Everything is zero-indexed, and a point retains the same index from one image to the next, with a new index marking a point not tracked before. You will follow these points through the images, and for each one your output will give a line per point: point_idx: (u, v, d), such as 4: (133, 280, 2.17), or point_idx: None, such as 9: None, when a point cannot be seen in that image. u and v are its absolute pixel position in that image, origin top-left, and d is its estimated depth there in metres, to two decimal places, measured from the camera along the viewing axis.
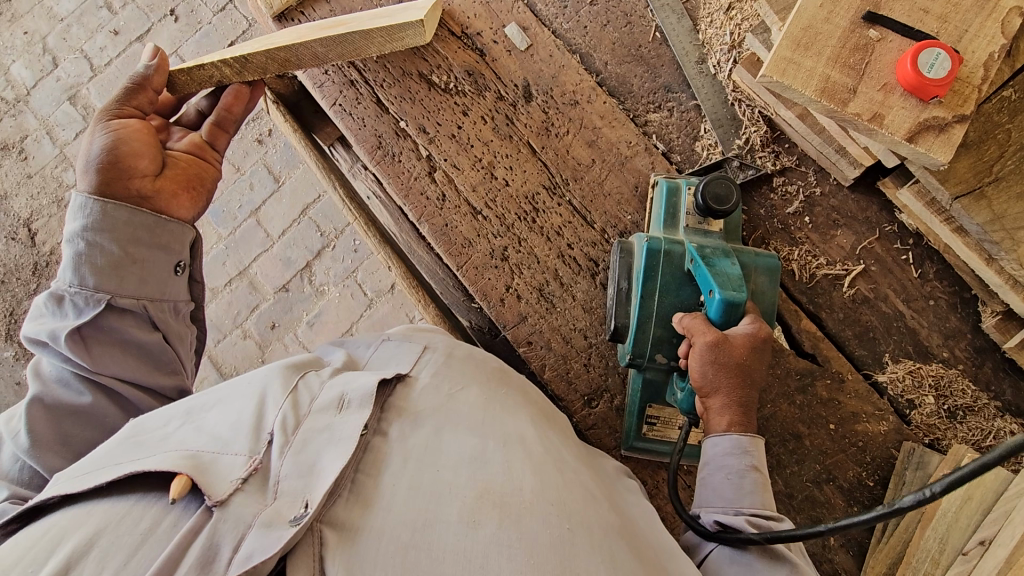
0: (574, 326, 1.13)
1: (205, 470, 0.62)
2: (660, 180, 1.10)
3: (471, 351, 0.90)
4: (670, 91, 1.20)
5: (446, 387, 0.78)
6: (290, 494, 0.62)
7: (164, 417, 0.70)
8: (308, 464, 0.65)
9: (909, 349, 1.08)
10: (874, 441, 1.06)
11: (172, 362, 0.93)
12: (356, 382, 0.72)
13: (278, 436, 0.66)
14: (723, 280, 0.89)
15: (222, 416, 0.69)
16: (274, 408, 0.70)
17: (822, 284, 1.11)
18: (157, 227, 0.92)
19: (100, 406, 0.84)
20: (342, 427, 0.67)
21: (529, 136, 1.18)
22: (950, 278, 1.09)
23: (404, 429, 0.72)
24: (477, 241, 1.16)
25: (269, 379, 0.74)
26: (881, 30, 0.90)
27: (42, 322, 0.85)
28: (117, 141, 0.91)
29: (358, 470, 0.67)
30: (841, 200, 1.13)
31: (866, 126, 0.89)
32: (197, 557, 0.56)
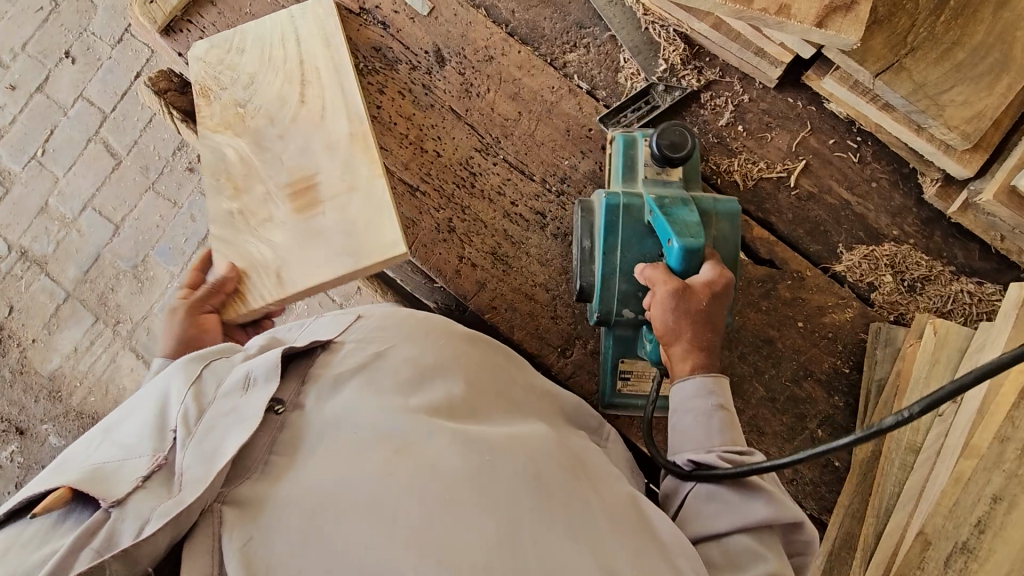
0: (534, 282, 1.11)
1: (103, 476, 0.60)
2: (616, 136, 1.06)
3: (409, 312, 0.87)
4: (583, 27, 1.17)
5: (371, 348, 0.77)
6: (192, 480, 0.59)
7: (81, 439, 0.69)
8: (210, 449, 0.62)
9: (860, 235, 1.10)
10: (843, 329, 1.08)
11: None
12: (261, 358, 0.70)
13: (181, 429, 0.64)
14: (681, 227, 0.89)
15: (128, 424, 0.67)
16: (178, 402, 0.67)
17: (766, 190, 1.11)
18: None
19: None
20: (246, 405, 0.66)
21: (450, 101, 1.16)
22: (887, 157, 1.10)
23: (321, 396, 0.71)
24: (420, 219, 1.13)
25: (174, 376, 0.71)
26: None
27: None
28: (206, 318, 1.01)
29: (274, 451, 0.65)
30: (770, 103, 1.13)
31: (775, 20, 0.88)
32: (91, 553, 0.54)
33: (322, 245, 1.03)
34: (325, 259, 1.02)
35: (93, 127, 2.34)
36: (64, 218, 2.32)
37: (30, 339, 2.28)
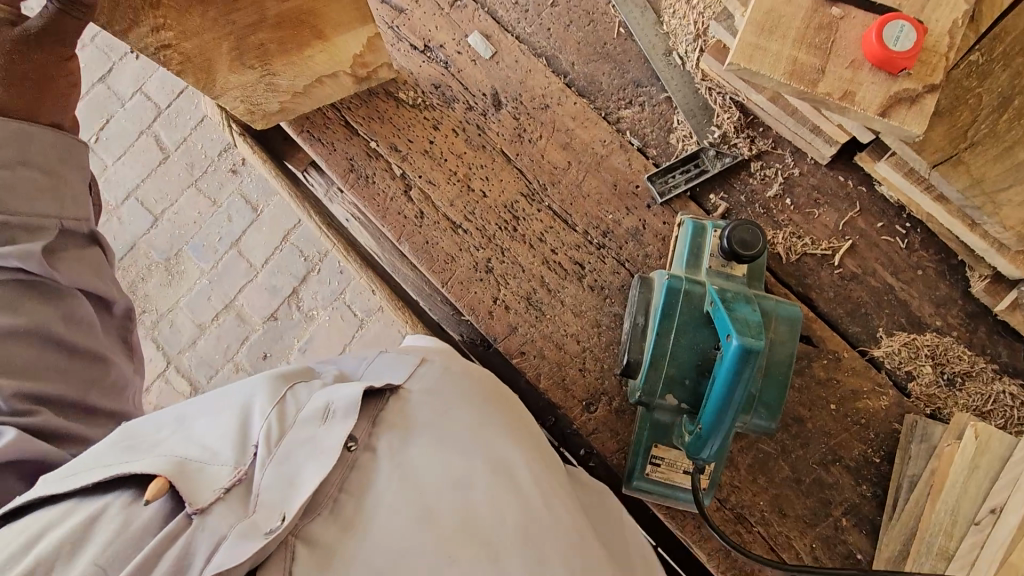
0: (566, 332, 1.11)
1: (189, 478, 0.67)
2: (686, 220, 1.06)
3: (468, 367, 0.93)
4: (639, 86, 1.19)
5: (439, 404, 0.81)
6: (269, 503, 0.66)
7: (157, 423, 0.74)
8: (289, 476, 0.68)
9: (902, 322, 1.08)
10: (877, 417, 1.05)
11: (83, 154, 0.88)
12: (340, 392, 0.75)
13: (262, 448, 0.70)
14: (741, 325, 0.86)
15: (205, 427, 0.73)
16: (260, 418, 0.74)
17: (809, 265, 1.10)
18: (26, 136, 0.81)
19: (47, 321, 0.81)
20: (323, 438, 0.71)
21: (502, 144, 1.18)
22: (936, 246, 1.09)
23: (392, 444, 0.75)
24: (460, 256, 1.14)
25: (258, 391, 0.77)
26: (843, 8, 0.89)
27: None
28: (64, 26, 0.77)
29: (342, 489, 0.70)
30: (820, 179, 1.12)
31: (838, 105, 0.88)
32: (170, 562, 0.61)
33: None
34: None
35: (147, 121, 2.41)
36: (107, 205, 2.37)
37: None
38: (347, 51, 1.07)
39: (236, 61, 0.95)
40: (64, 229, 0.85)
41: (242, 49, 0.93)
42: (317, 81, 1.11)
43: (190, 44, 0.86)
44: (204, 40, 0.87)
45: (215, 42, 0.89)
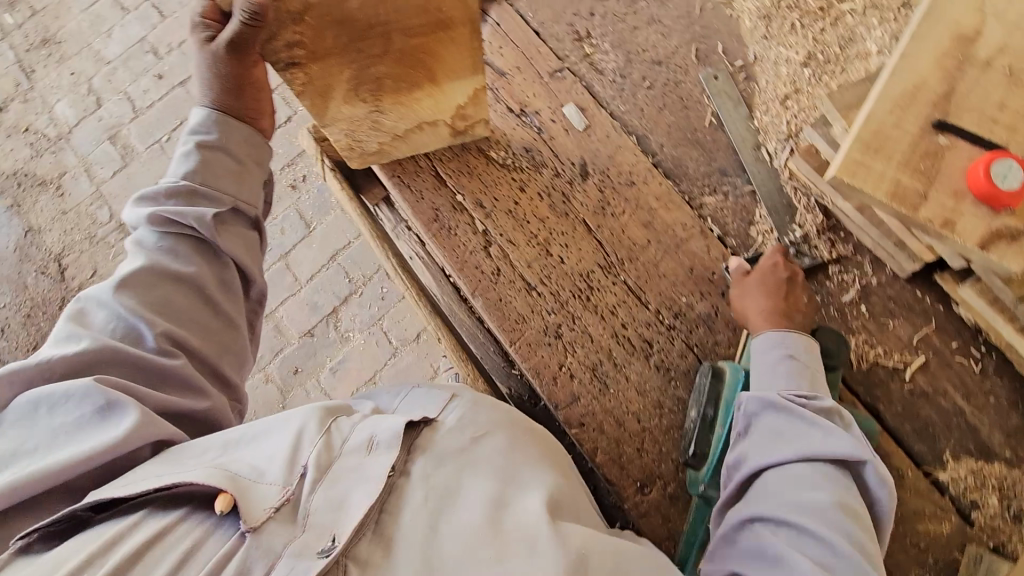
0: (627, 408, 1.11)
1: (244, 493, 0.71)
2: None
3: (494, 401, 0.99)
4: (725, 176, 1.21)
5: (469, 431, 0.90)
6: (318, 526, 0.71)
7: (204, 446, 0.78)
8: (337, 500, 0.73)
9: (970, 447, 1.06)
10: (936, 541, 1.03)
11: (262, 153, 1.02)
12: (384, 426, 0.83)
13: (311, 472, 0.75)
14: None
15: (258, 450, 0.79)
16: (309, 444, 0.79)
17: (879, 376, 1.10)
18: (237, 133, 0.98)
19: (202, 274, 0.91)
20: (370, 467, 0.77)
21: (585, 214, 1.20)
22: (1011, 375, 1.08)
23: (429, 464, 0.83)
24: (531, 317, 1.16)
25: (308, 418, 0.84)
26: (950, 138, 0.91)
27: (143, 201, 0.92)
28: (246, 40, 0.86)
29: (384, 510, 0.76)
30: (898, 291, 1.13)
31: (937, 231, 0.90)
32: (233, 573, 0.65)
33: None
34: None
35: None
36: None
37: None
38: (453, 100, 1.10)
39: (353, 91, 0.99)
40: (236, 209, 0.97)
41: (360, 79, 0.96)
42: (417, 126, 1.14)
43: (319, 66, 0.90)
44: (330, 66, 0.91)
45: (339, 68, 0.92)
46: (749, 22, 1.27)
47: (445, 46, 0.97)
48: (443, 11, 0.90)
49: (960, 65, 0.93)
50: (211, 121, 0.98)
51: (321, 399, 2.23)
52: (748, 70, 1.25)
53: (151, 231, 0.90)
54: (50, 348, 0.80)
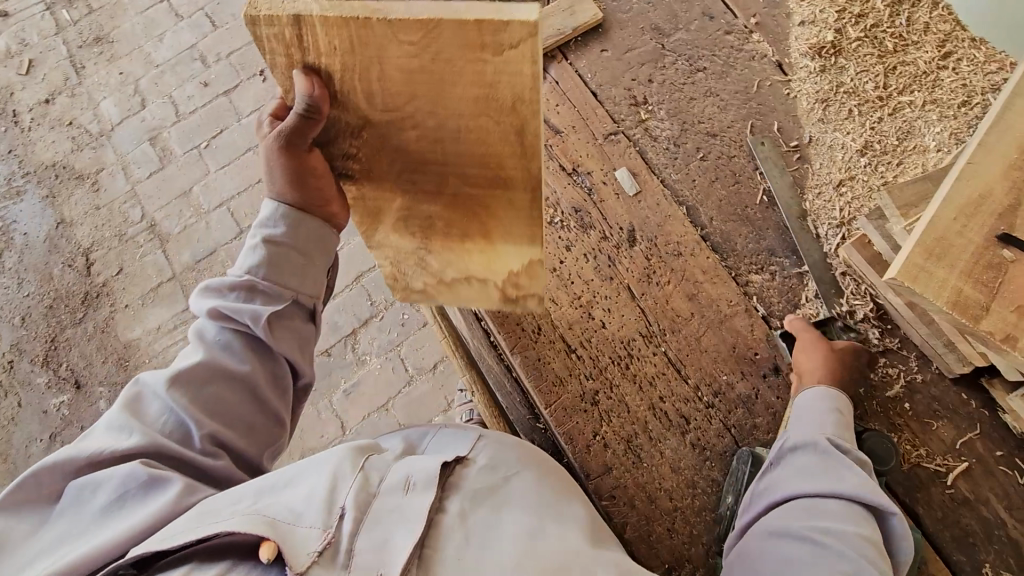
0: (660, 485, 1.09)
1: (285, 538, 0.75)
2: None
3: (511, 437, 1.03)
4: (773, 255, 1.20)
5: (499, 472, 0.95)
6: (362, 565, 0.76)
7: (236, 494, 0.81)
8: (379, 540, 0.78)
9: (1011, 563, 1.03)
10: None
11: (329, 247, 1.02)
12: (418, 467, 0.88)
13: (350, 512, 0.80)
14: None
15: (295, 492, 0.83)
16: (345, 486, 0.83)
17: (920, 477, 1.07)
18: (298, 227, 0.97)
19: (254, 373, 0.94)
20: (409, 508, 0.82)
21: (629, 281, 1.20)
22: None
23: (464, 504, 0.87)
24: (568, 380, 1.15)
25: (341, 459, 0.88)
26: (1016, 251, 0.90)
27: (208, 292, 0.95)
28: (301, 135, 0.84)
29: (425, 546, 0.80)
30: (943, 391, 1.11)
31: (998, 345, 0.88)
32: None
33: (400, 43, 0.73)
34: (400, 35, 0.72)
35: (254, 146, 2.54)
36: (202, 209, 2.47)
37: (123, 304, 2.36)
38: (506, 265, 1.08)
39: (402, 222, 1.04)
40: (295, 302, 1.00)
41: (412, 212, 1.01)
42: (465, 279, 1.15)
43: (371, 184, 0.98)
44: (381, 189, 0.98)
45: (390, 194, 0.98)
46: (806, 103, 1.27)
47: (498, 206, 0.94)
48: (502, 169, 0.87)
49: None
50: (283, 215, 0.96)
51: (331, 420, 2.22)
52: (802, 151, 1.25)
53: (216, 327, 0.94)
54: (102, 437, 0.86)
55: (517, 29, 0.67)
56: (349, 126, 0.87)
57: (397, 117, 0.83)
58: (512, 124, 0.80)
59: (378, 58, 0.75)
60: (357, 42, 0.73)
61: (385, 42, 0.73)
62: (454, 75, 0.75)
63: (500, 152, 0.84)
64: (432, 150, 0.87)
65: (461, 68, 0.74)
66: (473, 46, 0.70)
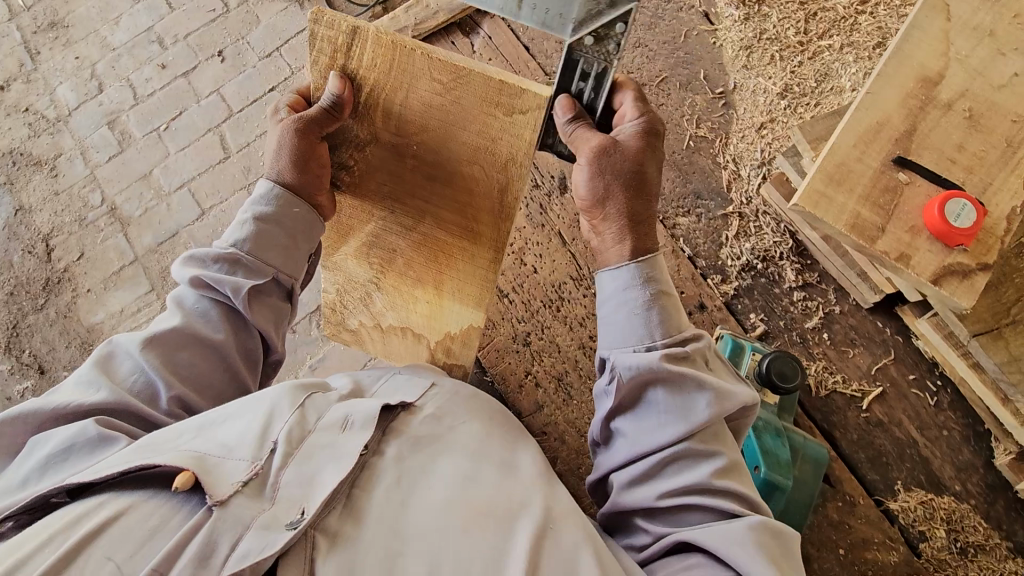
0: (590, 420, 1.13)
1: (209, 469, 0.59)
2: (724, 335, 1.08)
3: (478, 391, 0.84)
4: (699, 198, 1.24)
5: (447, 418, 0.75)
6: (288, 498, 0.60)
7: (174, 428, 0.66)
8: (308, 475, 0.62)
9: (921, 479, 1.08)
10: (884, 571, 1.04)
11: (316, 238, 0.88)
12: (362, 405, 0.70)
13: (283, 445, 0.64)
14: (772, 461, 0.90)
15: (230, 425, 0.66)
16: (282, 419, 0.67)
17: (837, 403, 1.12)
18: (288, 213, 0.83)
19: (228, 345, 0.79)
20: (344, 446, 0.65)
21: (560, 227, 1.23)
22: (964, 409, 1.10)
23: (402, 451, 0.68)
24: (501, 324, 1.18)
25: (279, 394, 0.70)
26: (909, 175, 0.95)
27: (191, 261, 0.80)
28: (324, 117, 0.84)
29: (354, 486, 0.64)
30: (859, 320, 1.15)
31: (893, 264, 0.93)
32: (193, 553, 0.54)
33: (424, 84, 0.85)
34: (428, 75, 0.84)
35: (218, 121, 1.88)
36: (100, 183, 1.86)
37: None
38: (446, 324, 1.05)
39: (365, 248, 1.01)
40: (276, 281, 0.84)
41: (377, 241, 1.00)
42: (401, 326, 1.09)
43: (352, 198, 0.96)
44: (359, 206, 0.97)
45: (366, 216, 0.97)
46: (731, 51, 1.30)
47: (460, 253, 0.97)
48: (478, 221, 0.93)
49: (923, 105, 0.97)
50: (275, 195, 0.84)
51: None
52: (727, 97, 1.28)
53: (195, 296, 0.79)
54: (68, 391, 0.70)
55: (531, 98, 0.82)
56: (357, 138, 0.90)
57: (401, 149, 0.89)
58: (500, 179, 0.89)
59: (409, 82, 0.85)
60: (397, 65, 0.84)
61: (421, 73, 0.84)
62: (465, 122, 0.86)
63: (481, 206, 0.92)
64: (417, 187, 0.93)
65: (471, 120, 0.86)
66: (489, 101, 0.84)
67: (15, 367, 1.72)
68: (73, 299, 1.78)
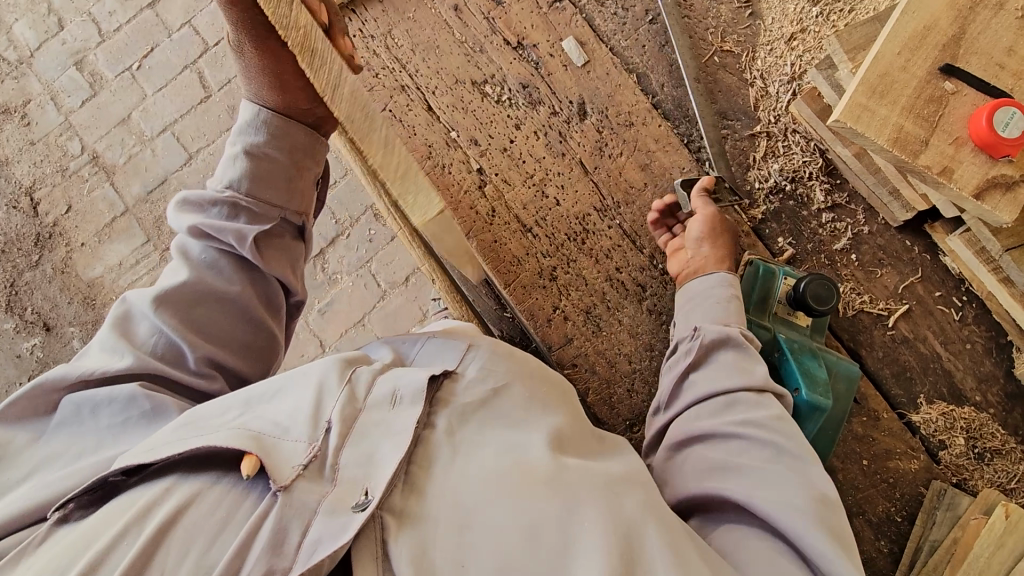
0: (619, 350, 1.14)
1: (269, 453, 0.60)
2: (755, 260, 1.06)
3: (516, 348, 0.81)
4: (725, 118, 1.18)
5: (492, 377, 0.74)
6: (350, 479, 0.60)
7: (222, 404, 0.66)
8: (366, 453, 0.62)
9: (943, 391, 1.11)
10: (905, 478, 1.09)
11: (314, 155, 0.86)
12: (410, 375, 0.69)
13: (337, 425, 0.63)
14: (811, 380, 0.93)
15: (280, 403, 0.66)
16: (331, 398, 0.66)
17: (863, 322, 1.13)
18: (281, 132, 0.82)
19: (246, 296, 0.80)
20: (398, 419, 0.65)
21: (582, 155, 1.18)
22: (988, 323, 1.11)
23: (451, 422, 0.67)
24: (526, 259, 1.16)
25: (324, 368, 0.69)
26: (956, 83, 0.90)
27: (185, 205, 0.80)
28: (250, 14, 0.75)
29: (412, 463, 0.63)
30: (888, 240, 1.14)
31: (934, 179, 0.90)
32: (263, 545, 0.55)
33: None
34: None
35: (193, 54, 1.75)
36: (76, 129, 1.77)
37: None
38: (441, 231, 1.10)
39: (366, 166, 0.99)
40: (284, 221, 0.84)
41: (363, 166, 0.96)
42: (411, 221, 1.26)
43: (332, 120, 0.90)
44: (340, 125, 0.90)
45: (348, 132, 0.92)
46: None
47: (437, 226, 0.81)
48: None
49: (973, 5, 0.90)
50: (262, 121, 0.82)
51: (311, 338, 2.18)
52: (754, 7, 1.19)
53: (199, 245, 0.79)
54: (97, 357, 0.74)
55: None
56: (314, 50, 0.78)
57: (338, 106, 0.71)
58: None
59: None
60: None
61: None
62: None
63: None
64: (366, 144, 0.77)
65: None
66: None
67: (19, 325, 1.72)
68: (68, 254, 1.75)
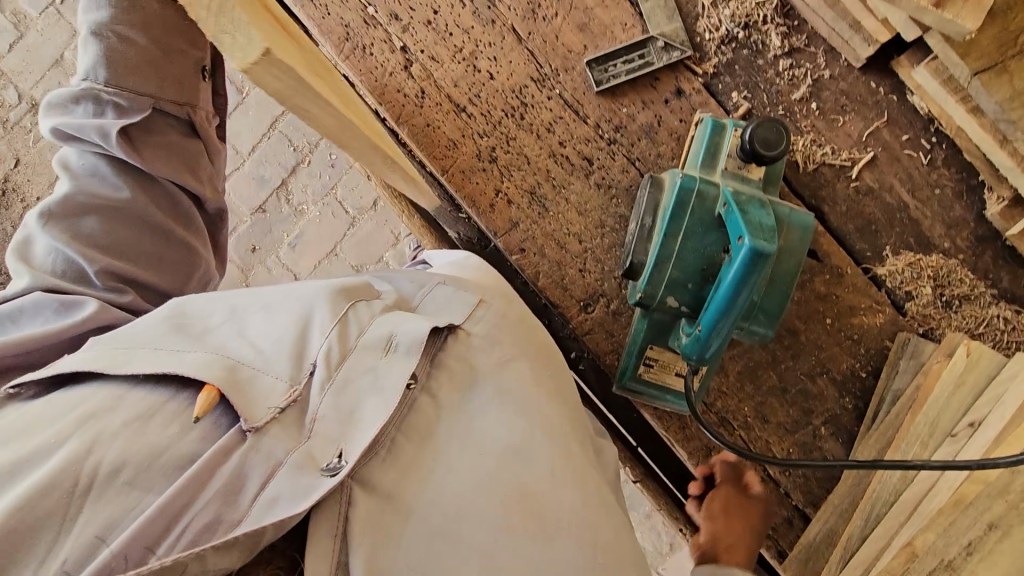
0: (569, 230, 1.08)
1: (240, 387, 0.64)
2: (705, 117, 1.00)
3: (521, 315, 0.87)
4: None
5: (498, 352, 0.78)
6: (325, 434, 0.65)
7: (207, 314, 0.71)
8: (346, 409, 0.66)
9: (910, 242, 1.05)
10: (870, 333, 1.05)
11: (186, 34, 0.85)
12: (408, 326, 0.71)
13: (321, 369, 0.67)
14: (753, 227, 0.83)
15: (269, 326, 0.71)
16: (319, 336, 0.69)
17: (825, 176, 1.06)
18: (132, 11, 0.79)
19: (140, 201, 0.85)
20: (387, 373, 0.68)
21: (514, 21, 1.07)
22: (959, 165, 1.04)
23: (456, 389, 0.74)
24: (462, 142, 1.08)
25: (320, 297, 0.73)
26: None
27: (52, 109, 0.81)
28: None
29: (399, 430, 0.69)
30: (851, 83, 1.05)
31: None
32: (223, 486, 0.59)
33: None
34: None
35: None
36: None
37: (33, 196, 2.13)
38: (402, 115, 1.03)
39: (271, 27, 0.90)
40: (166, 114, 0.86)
41: None
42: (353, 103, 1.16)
43: None
44: None
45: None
46: None
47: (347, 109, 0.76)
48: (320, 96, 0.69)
49: None
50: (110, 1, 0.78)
51: (285, 274, 2.35)
52: None
53: (77, 154, 0.83)
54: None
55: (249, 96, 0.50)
56: None
57: None
58: None
59: None
60: None
61: None
62: None
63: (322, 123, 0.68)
64: None
65: None
66: None
67: None
68: None
